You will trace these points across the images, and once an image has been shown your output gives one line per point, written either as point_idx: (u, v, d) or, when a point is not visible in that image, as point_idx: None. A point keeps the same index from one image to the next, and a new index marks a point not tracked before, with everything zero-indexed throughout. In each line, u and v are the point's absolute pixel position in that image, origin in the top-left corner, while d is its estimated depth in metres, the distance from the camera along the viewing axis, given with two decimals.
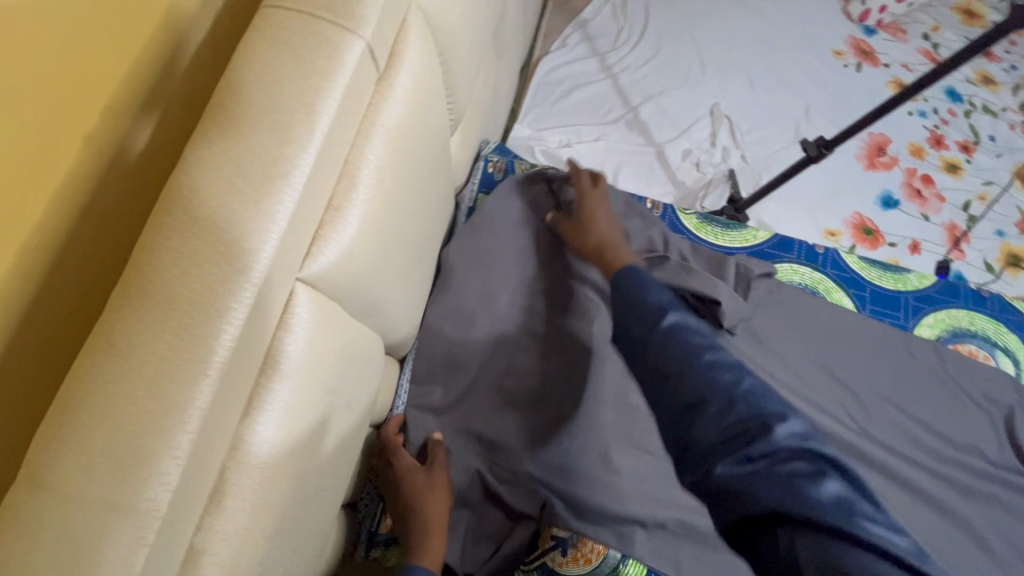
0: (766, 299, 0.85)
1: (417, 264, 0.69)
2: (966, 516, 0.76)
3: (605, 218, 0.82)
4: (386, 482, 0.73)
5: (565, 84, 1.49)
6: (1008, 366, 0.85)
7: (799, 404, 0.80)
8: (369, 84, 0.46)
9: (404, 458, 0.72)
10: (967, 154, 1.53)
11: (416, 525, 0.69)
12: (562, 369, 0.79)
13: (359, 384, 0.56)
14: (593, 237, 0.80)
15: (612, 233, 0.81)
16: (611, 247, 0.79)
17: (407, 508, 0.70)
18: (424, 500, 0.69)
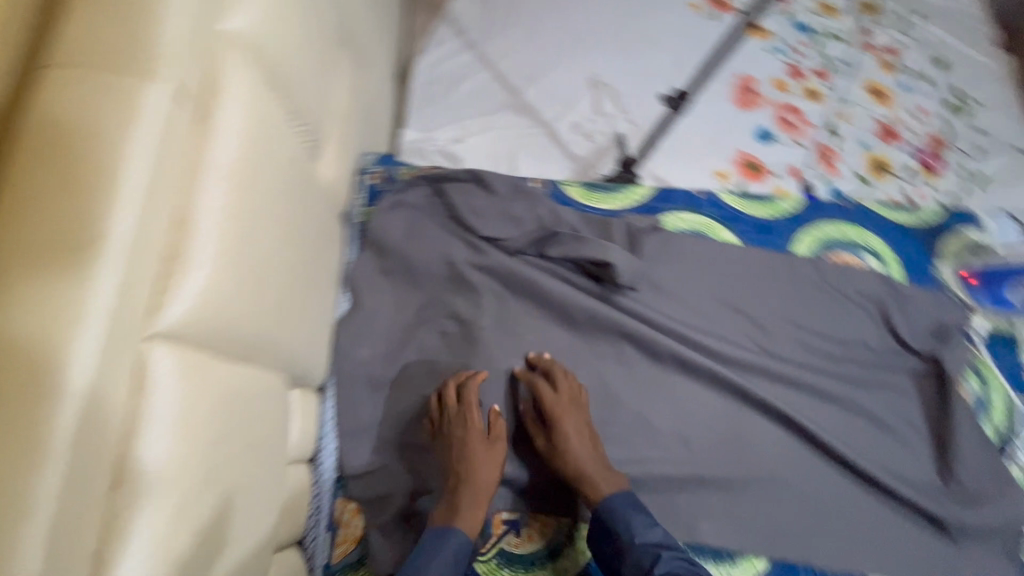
0: (661, 250, 0.89)
1: (305, 294, 0.68)
2: (858, 402, 0.86)
3: (584, 438, 0.76)
4: (444, 436, 0.75)
5: (446, 81, 1.49)
6: (875, 266, 0.94)
7: (706, 340, 0.86)
8: (184, 131, 0.45)
9: (476, 422, 0.74)
10: (824, 78, 1.67)
11: (468, 486, 0.72)
12: (481, 360, 0.81)
13: (258, 423, 0.56)
14: (572, 465, 0.74)
15: (592, 451, 0.75)
16: (592, 473, 0.74)
17: (462, 469, 0.72)
18: (484, 468, 0.73)
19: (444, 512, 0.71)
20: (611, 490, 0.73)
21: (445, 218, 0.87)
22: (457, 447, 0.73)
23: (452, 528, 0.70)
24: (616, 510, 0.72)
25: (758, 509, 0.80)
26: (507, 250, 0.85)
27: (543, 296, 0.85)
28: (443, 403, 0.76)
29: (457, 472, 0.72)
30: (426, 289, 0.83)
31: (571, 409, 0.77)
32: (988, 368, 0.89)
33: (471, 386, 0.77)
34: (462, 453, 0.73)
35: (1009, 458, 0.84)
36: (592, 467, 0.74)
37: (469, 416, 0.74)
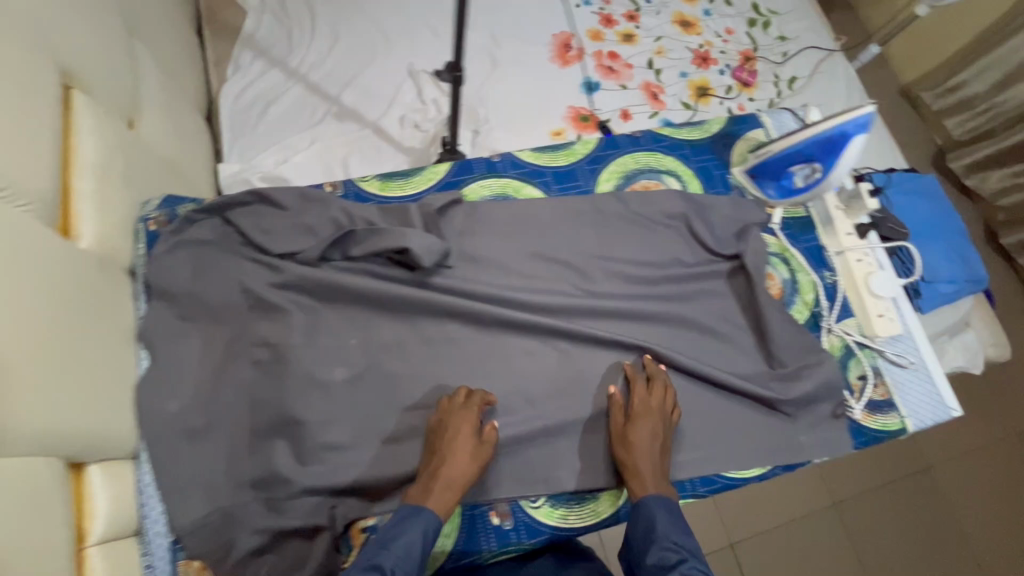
0: (467, 222, 0.90)
1: (69, 360, 0.64)
2: (684, 315, 0.90)
3: (658, 439, 0.78)
4: (436, 426, 0.76)
5: (258, 105, 1.43)
6: (673, 185, 0.98)
7: (528, 297, 0.87)
8: None
9: (474, 416, 0.76)
10: (634, 21, 1.72)
11: (446, 473, 0.72)
12: (301, 378, 0.78)
13: (8, 518, 0.51)
14: (632, 466, 0.77)
15: (656, 455, 0.77)
16: (643, 473, 0.76)
17: (446, 456, 0.73)
18: (459, 463, 0.73)
19: (420, 493, 0.72)
20: (660, 493, 0.75)
21: (236, 245, 0.84)
22: (447, 436, 0.74)
23: (423, 509, 0.70)
24: (657, 514, 0.73)
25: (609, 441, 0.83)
26: (306, 262, 0.83)
27: (354, 297, 0.84)
28: (453, 396, 0.78)
29: (441, 459, 0.73)
30: (229, 323, 0.80)
31: (653, 413, 0.79)
32: (788, 251, 0.96)
33: (478, 390, 0.79)
34: (451, 444, 0.74)
35: (821, 329, 0.92)
36: (643, 467, 0.76)
37: (469, 410, 0.76)
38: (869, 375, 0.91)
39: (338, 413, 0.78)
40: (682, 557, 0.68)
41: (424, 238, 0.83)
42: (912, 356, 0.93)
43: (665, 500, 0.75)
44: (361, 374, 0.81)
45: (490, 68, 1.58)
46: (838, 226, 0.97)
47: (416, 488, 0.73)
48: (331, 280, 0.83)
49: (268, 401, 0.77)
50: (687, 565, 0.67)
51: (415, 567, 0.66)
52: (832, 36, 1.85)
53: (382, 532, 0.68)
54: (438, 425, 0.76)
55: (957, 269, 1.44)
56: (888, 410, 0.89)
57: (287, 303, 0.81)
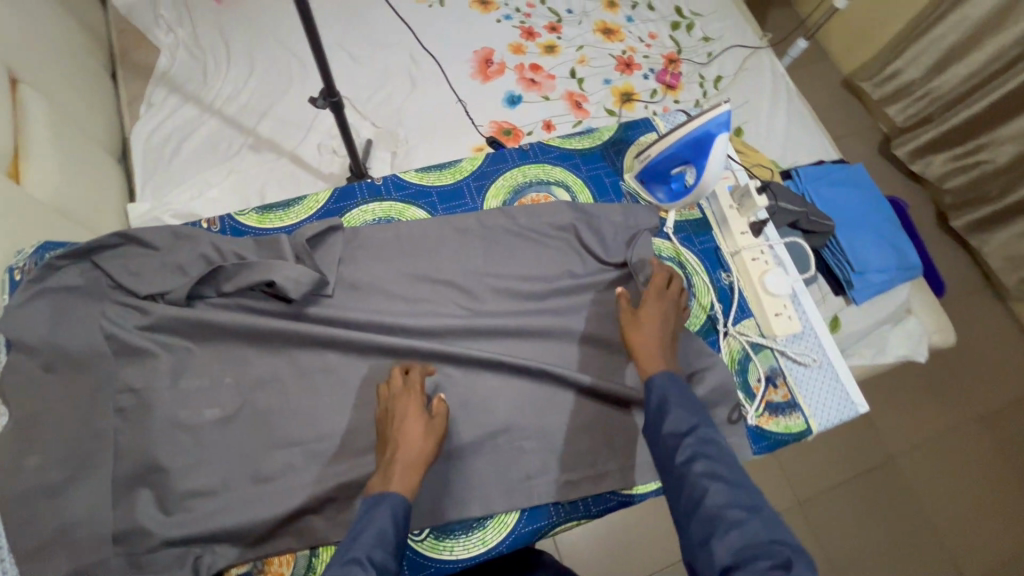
0: (347, 249, 0.89)
1: None
2: (574, 328, 0.88)
3: (664, 326, 0.82)
4: (383, 415, 0.76)
5: (171, 141, 1.41)
6: (563, 196, 0.97)
7: (410, 321, 0.85)
8: None
9: (417, 395, 0.76)
10: (556, 32, 1.73)
11: (404, 451, 0.71)
12: (168, 423, 0.76)
13: None
14: (644, 354, 0.79)
15: (662, 342, 0.81)
16: (652, 351, 0.79)
17: (398, 439, 0.72)
18: (412, 443, 0.72)
19: (382, 481, 0.69)
20: (670, 373, 0.78)
21: (103, 290, 0.82)
22: (395, 419, 0.74)
23: (390, 494, 0.67)
24: (665, 391, 0.76)
25: (497, 464, 0.80)
26: (174, 302, 0.81)
27: (226, 334, 0.82)
28: (391, 379, 0.78)
29: (395, 444, 0.72)
30: (93, 371, 0.77)
31: (664, 300, 0.85)
32: (682, 255, 0.95)
33: (419, 370, 0.80)
34: (400, 426, 0.73)
35: (716, 333, 0.90)
36: (653, 347, 0.80)
37: (412, 385, 0.77)
38: (769, 376, 0.89)
39: (208, 457, 0.75)
40: (694, 427, 0.72)
41: (293, 269, 0.81)
42: (815, 353, 0.91)
43: (676, 379, 0.77)
44: (234, 414, 0.78)
45: (410, 88, 1.57)
46: (732, 226, 0.95)
47: (378, 477, 0.70)
48: (201, 320, 0.81)
49: (133, 449, 0.74)
50: (696, 435, 0.70)
51: (394, 545, 0.63)
52: (757, 33, 1.85)
53: (350, 529, 0.64)
54: (384, 413, 0.75)
55: (889, 257, 1.43)
56: (791, 411, 0.87)
57: (156, 347, 0.79)
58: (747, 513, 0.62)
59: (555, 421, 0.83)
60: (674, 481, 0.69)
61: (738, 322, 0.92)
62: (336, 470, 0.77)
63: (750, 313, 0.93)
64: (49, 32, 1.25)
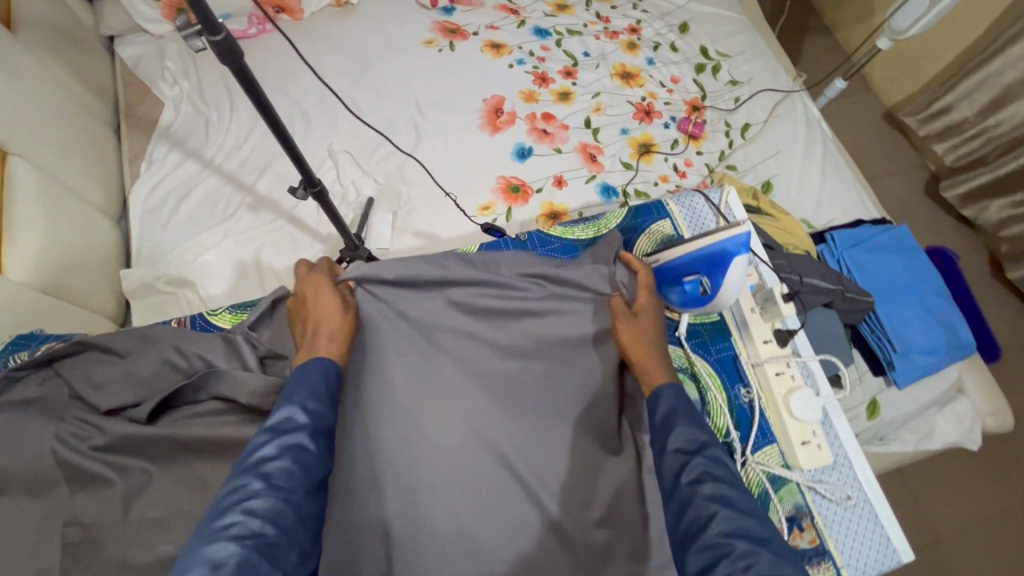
0: None
1: None
2: (569, 453, 0.79)
3: (658, 332, 0.80)
4: (297, 301, 0.81)
5: (170, 200, 1.38)
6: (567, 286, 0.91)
7: (385, 441, 0.77)
8: None
9: (325, 278, 0.82)
10: (571, 77, 1.64)
11: (326, 327, 0.77)
12: (118, 562, 0.69)
13: None
14: (645, 360, 0.76)
15: (658, 348, 0.78)
16: (649, 366, 0.75)
17: (315, 317, 0.78)
18: (326, 312, 0.78)
19: (308, 349, 0.74)
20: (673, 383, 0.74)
21: (61, 404, 0.77)
22: (306, 301, 0.80)
23: (317, 355, 0.73)
24: (672, 396, 0.71)
25: None
26: (134, 419, 0.75)
27: (187, 454, 0.76)
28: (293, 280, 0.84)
29: (315, 322, 0.77)
30: (42, 498, 0.71)
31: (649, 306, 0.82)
32: (695, 365, 0.84)
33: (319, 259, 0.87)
34: (311, 304, 0.79)
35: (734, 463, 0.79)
36: (650, 359, 0.76)
37: (320, 274, 0.83)
38: (794, 515, 0.77)
39: None
40: (702, 443, 0.66)
41: (256, 379, 0.77)
42: (849, 489, 0.79)
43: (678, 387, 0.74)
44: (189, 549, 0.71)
45: (415, 141, 1.51)
46: (753, 333, 0.85)
47: (304, 348, 0.75)
48: (162, 439, 0.74)
49: None
50: (704, 455, 0.65)
51: (326, 397, 0.68)
52: (789, 75, 1.72)
53: (282, 387, 0.68)
54: (297, 299, 0.81)
55: (936, 335, 1.28)
56: (819, 560, 0.75)
57: (111, 471, 0.73)
58: (754, 546, 0.56)
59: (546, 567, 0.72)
60: (675, 499, 0.63)
61: (758, 448, 0.81)
62: None
63: (773, 437, 0.82)
64: (51, 98, 1.24)
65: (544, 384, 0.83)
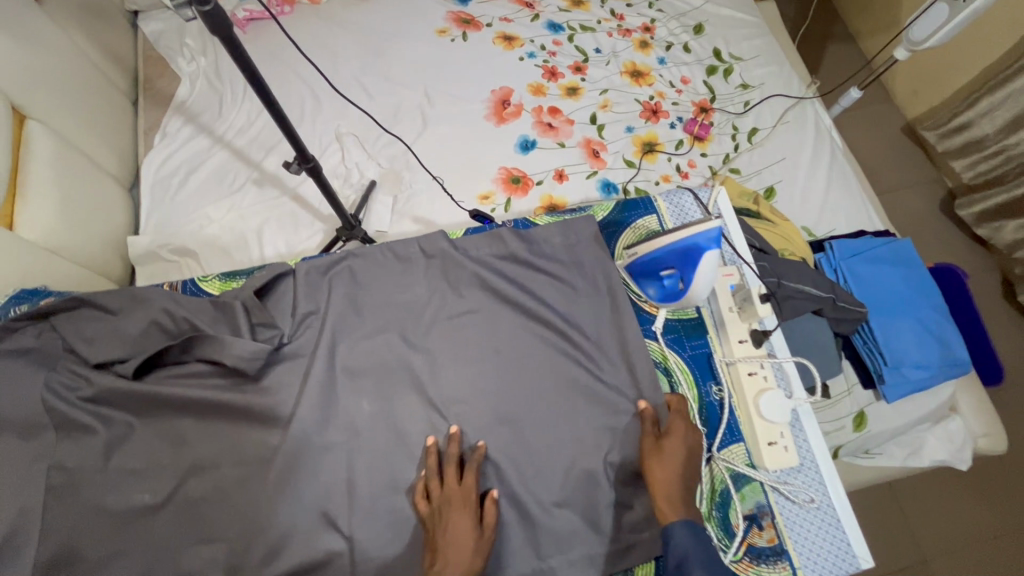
0: (296, 323, 0.84)
1: None
2: (534, 437, 0.80)
3: (689, 457, 0.74)
4: (434, 514, 0.72)
5: (181, 172, 1.43)
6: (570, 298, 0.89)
7: (362, 411, 0.81)
8: None
9: (470, 498, 0.72)
10: (581, 73, 1.64)
11: (454, 568, 0.67)
12: (96, 505, 0.73)
13: None
14: (664, 485, 0.71)
15: (686, 474, 0.73)
16: (667, 495, 0.70)
17: (447, 551, 0.68)
18: (463, 549, 0.68)
19: None
20: (689, 515, 0.70)
21: (55, 355, 0.81)
22: (444, 525, 0.70)
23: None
24: (686, 536, 0.67)
25: None
26: (121, 374, 0.79)
27: (169, 410, 0.79)
28: (432, 481, 0.74)
29: (445, 557, 0.68)
30: (32, 441, 0.76)
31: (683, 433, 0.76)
32: (668, 360, 0.85)
33: (474, 461, 0.76)
34: (451, 533, 0.69)
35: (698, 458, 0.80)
36: (670, 490, 0.71)
37: (467, 488, 0.73)
38: (755, 514, 0.77)
39: (133, 546, 0.72)
40: None
41: (247, 344, 0.78)
42: (813, 492, 0.79)
43: (695, 522, 0.69)
44: (165, 499, 0.75)
45: (421, 128, 1.53)
46: (729, 332, 0.85)
47: None
48: (146, 394, 0.78)
49: (57, 530, 0.72)
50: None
51: None
52: (802, 80, 1.70)
53: None
54: (434, 514, 0.72)
55: (930, 352, 1.26)
56: (775, 559, 0.75)
57: (95, 421, 0.77)
58: None
59: (503, 544, 0.75)
60: None
61: (725, 446, 0.81)
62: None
63: (741, 436, 0.82)
64: (72, 67, 1.28)
65: (518, 367, 0.84)
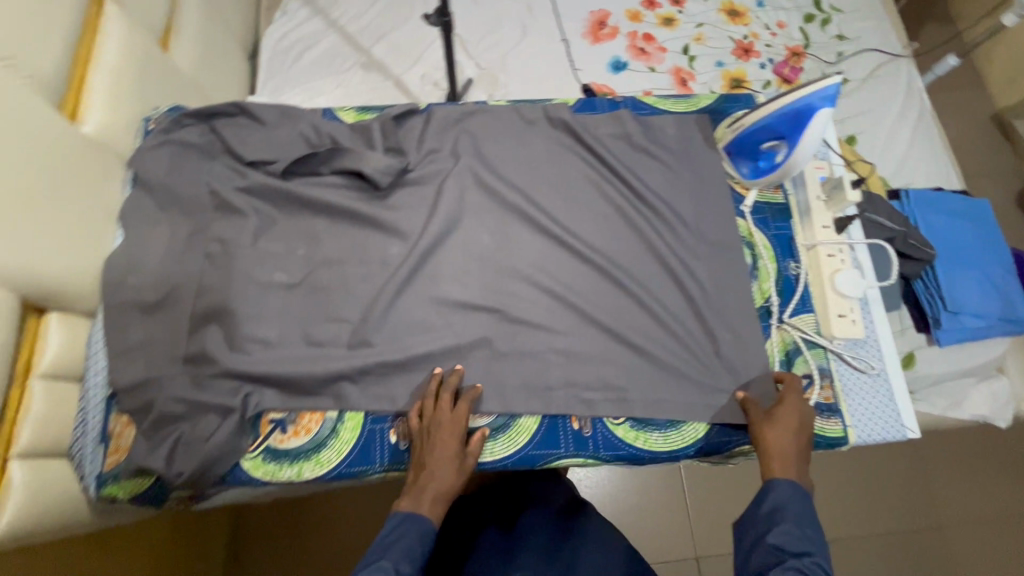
0: (421, 155, 0.93)
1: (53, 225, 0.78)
2: (623, 281, 0.89)
3: (803, 424, 0.77)
4: (425, 433, 0.78)
5: (296, 49, 1.54)
6: (671, 166, 0.95)
7: (474, 237, 0.90)
8: None
9: (462, 428, 0.78)
10: (678, 5, 1.67)
11: (438, 485, 0.75)
12: (243, 275, 0.86)
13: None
14: (775, 452, 0.75)
15: (801, 449, 0.76)
16: (781, 460, 0.74)
17: (433, 468, 0.76)
18: (448, 473, 0.76)
19: (412, 500, 0.75)
20: (798, 482, 0.74)
21: (215, 152, 0.92)
22: (433, 446, 0.77)
23: (419, 515, 0.74)
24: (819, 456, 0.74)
25: (520, 373, 0.84)
26: (271, 173, 0.90)
27: (307, 209, 0.90)
28: (426, 404, 0.80)
29: (429, 473, 0.76)
30: (193, 218, 0.88)
31: (798, 401, 0.79)
32: (753, 236, 0.92)
33: (470, 396, 0.80)
34: (438, 454, 0.76)
35: (770, 321, 0.88)
36: (786, 456, 0.75)
37: (458, 416, 0.78)
38: (815, 374, 0.85)
39: (271, 313, 0.85)
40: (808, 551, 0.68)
41: (381, 160, 0.89)
42: (873, 362, 0.86)
43: (800, 487, 0.73)
44: (302, 282, 0.87)
45: (520, 37, 1.60)
46: (814, 219, 0.91)
47: (407, 496, 0.75)
48: (291, 191, 0.89)
49: (211, 289, 0.85)
50: (811, 560, 0.67)
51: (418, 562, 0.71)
52: (901, 38, 1.69)
53: (380, 536, 0.73)
54: (425, 433, 0.78)
55: (991, 303, 1.29)
56: (830, 414, 0.83)
57: (246, 208, 0.89)
58: None
59: (585, 361, 0.85)
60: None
61: (796, 314, 0.89)
62: (377, 352, 0.84)
63: (812, 308, 0.89)
64: None
65: (615, 224, 0.92)
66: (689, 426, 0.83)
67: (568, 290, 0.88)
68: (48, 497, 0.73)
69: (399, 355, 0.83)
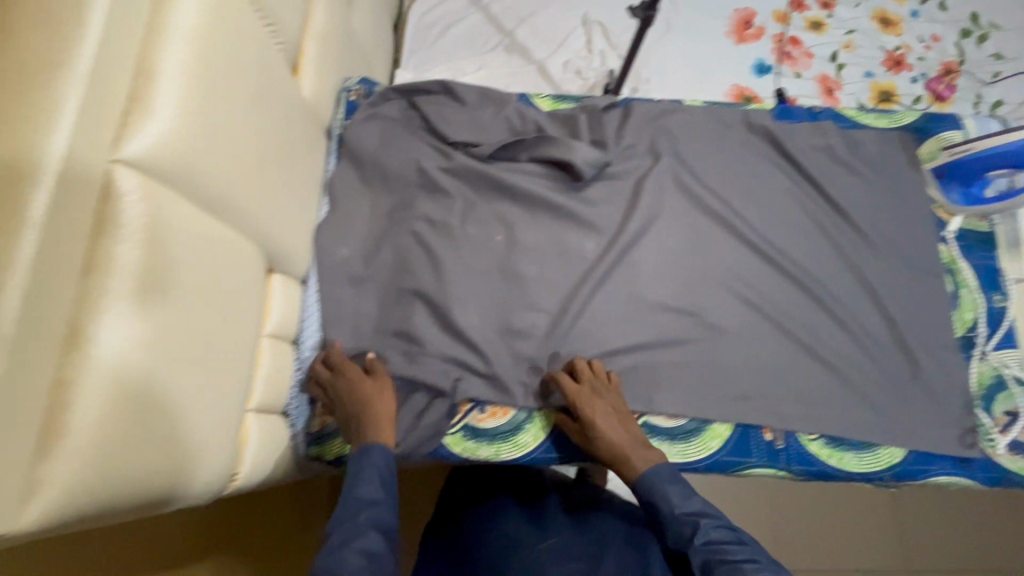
0: (619, 150, 0.93)
1: (294, 192, 0.80)
2: (821, 297, 0.88)
3: (600, 410, 0.78)
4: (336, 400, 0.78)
5: (440, 26, 1.54)
6: (874, 183, 0.93)
7: (669, 238, 0.90)
8: (246, 81, 0.67)
9: (354, 379, 0.78)
10: (828, 9, 1.61)
11: (375, 427, 0.75)
12: (447, 254, 0.87)
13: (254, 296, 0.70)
14: (609, 452, 0.77)
15: (627, 432, 0.78)
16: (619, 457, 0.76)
17: (360, 417, 0.75)
18: (374, 412, 0.76)
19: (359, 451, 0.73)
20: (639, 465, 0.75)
21: (420, 131, 0.94)
22: (347, 403, 0.76)
23: (368, 455, 0.72)
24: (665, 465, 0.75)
25: (713, 378, 0.85)
26: (476, 155, 0.91)
27: (507, 195, 0.91)
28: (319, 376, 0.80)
29: (362, 421, 0.75)
30: (399, 193, 0.90)
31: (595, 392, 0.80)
32: (956, 264, 0.90)
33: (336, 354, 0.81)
34: (356, 407, 0.76)
35: (972, 352, 0.86)
36: (613, 450, 0.76)
37: (349, 374, 0.78)
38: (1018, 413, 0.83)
39: (473, 295, 0.86)
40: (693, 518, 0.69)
41: (589, 152, 0.90)
42: None
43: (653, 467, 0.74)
44: (502, 267, 0.88)
45: (663, 30, 1.57)
46: None
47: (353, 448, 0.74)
48: (495, 176, 0.90)
49: (416, 266, 0.87)
50: (700, 521, 0.69)
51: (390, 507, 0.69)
52: None
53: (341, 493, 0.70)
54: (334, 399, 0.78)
55: None
56: None
57: (450, 189, 0.90)
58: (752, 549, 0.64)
59: (783, 374, 0.85)
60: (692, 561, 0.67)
61: (998, 349, 0.86)
62: (576, 344, 0.85)
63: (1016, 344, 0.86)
64: None
65: (810, 237, 0.91)
66: (885, 450, 0.82)
67: (763, 302, 0.88)
68: (275, 451, 0.76)
69: (599, 348, 0.85)
